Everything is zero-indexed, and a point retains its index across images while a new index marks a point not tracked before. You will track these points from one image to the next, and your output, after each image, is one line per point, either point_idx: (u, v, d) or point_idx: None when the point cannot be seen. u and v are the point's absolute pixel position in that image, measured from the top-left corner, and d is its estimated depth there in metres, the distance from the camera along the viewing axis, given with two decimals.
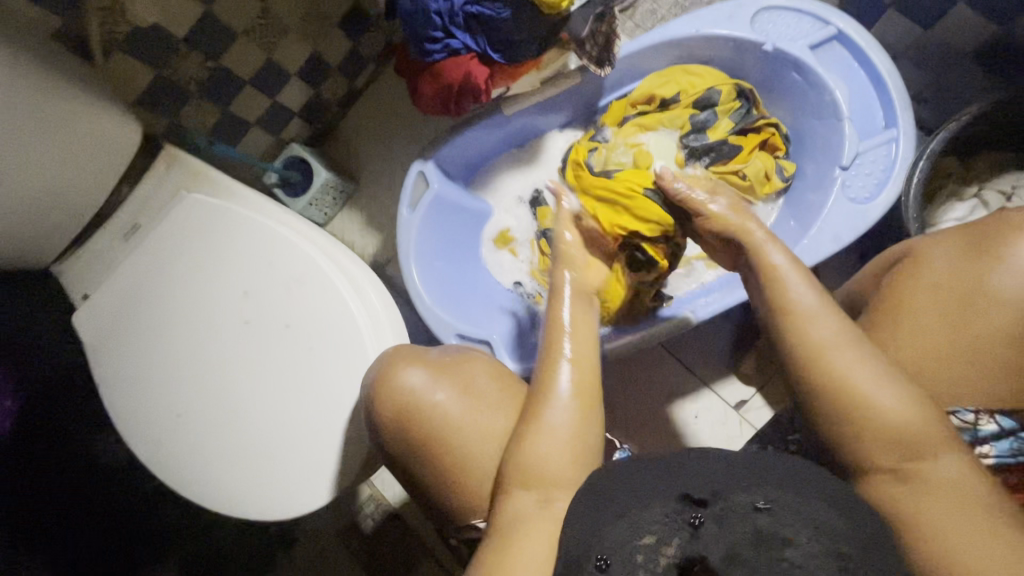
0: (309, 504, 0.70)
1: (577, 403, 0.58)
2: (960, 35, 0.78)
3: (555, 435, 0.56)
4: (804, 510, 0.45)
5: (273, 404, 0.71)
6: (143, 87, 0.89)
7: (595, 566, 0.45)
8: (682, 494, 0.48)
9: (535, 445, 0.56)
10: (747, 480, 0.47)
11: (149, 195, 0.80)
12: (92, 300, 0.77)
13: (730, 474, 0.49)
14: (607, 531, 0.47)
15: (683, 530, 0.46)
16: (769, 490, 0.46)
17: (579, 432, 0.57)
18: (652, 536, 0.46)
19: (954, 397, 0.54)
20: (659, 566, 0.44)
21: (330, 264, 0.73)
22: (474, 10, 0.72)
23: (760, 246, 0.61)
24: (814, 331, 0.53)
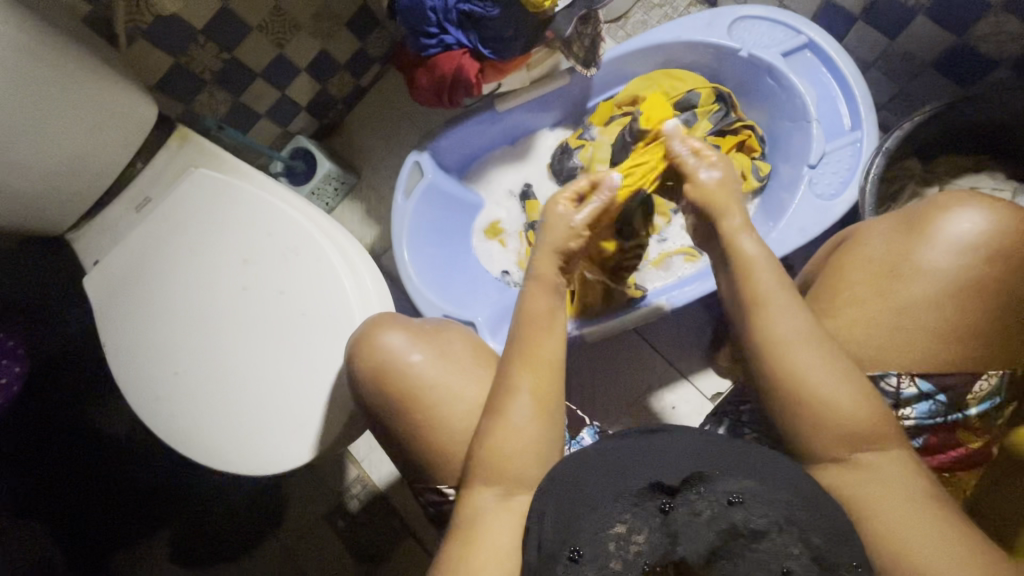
0: (294, 462, 0.74)
1: (537, 396, 0.61)
2: (920, 44, 0.84)
3: (519, 433, 0.59)
4: (774, 499, 0.49)
5: (265, 365, 0.76)
6: (162, 74, 0.96)
7: (570, 556, 0.49)
8: (654, 481, 0.52)
9: (498, 439, 0.60)
10: (716, 471, 0.51)
11: (162, 170, 0.87)
12: (103, 265, 0.83)
13: (687, 462, 0.52)
14: (581, 523, 0.50)
15: (654, 515, 0.50)
16: (736, 481, 0.50)
17: (538, 427, 0.60)
18: (622, 525, 0.50)
19: (889, 363, 0.58)
20: (630, 552, 0.49)
21: (324, 237, 0.78)
22: (466, 8, 0.79)
23: (732, 235, 0.63)
24: (776, 324, 0.57)
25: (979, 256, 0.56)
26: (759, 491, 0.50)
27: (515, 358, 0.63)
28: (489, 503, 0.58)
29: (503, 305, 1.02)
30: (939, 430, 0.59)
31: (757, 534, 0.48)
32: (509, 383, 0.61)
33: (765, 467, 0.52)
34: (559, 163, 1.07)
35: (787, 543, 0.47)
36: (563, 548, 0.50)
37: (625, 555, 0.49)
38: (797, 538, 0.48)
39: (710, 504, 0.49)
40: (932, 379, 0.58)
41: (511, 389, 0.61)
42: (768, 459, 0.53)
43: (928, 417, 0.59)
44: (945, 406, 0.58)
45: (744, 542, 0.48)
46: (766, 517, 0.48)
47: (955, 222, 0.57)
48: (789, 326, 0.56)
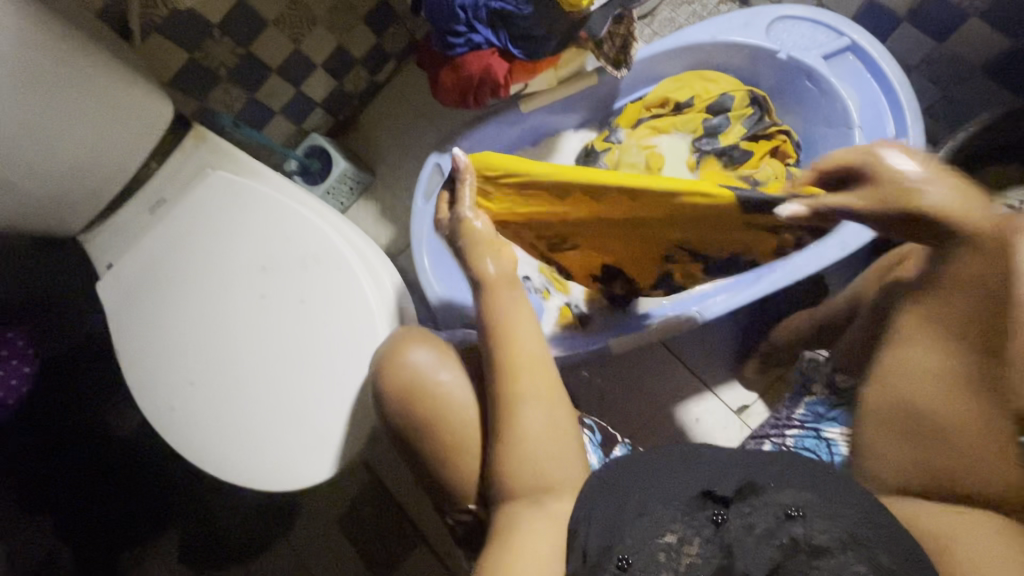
0: (316, 477, 0.72)
1: (545, 390, 0.60)
2: (969, 48, 0.80)
3: (538, 428, 0.58)
4: (837, 514, 0.47)
5: (284, 375, 0.73)
6: (177, 68, 0.93)
7: (617, 565, 0.47)
8: (704, 491, 0.50)
9: (523, 443, 0.58)
10: (776, 485, 0.50)
11: (176, 171, 0.84)
12: (117, 268, 0.80)
13: (742, 476, 0.51)
14: (628, 528, 0.49)
15: (705, 527, 0.48)
16: (798, 496, 0.49)
17: (556, 429, 0.59)
18: (673, 536, 0.48)
19: None
20: (681, 563, 0.46)
21: (346, 244, 0.75)
22: (497, 5, 0.75)
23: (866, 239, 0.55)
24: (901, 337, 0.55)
25: None
26: (821, 500, 0.48)
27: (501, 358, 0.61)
28: (528, 508, 0.57)
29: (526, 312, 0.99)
30: None
31: (819, 552, 0.45)
32: (513, 386, 0.59)
33: (821, 482, 0.50)
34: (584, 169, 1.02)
35: (855, 560, 0.44)
36: (611, 556, 0.48)
37: (676, 568, 0.46)
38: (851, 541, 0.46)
39: (764, 509, 0.48)
40: None
41: (517, 391, 0.59)
42: (839, 479, 0.50)
43: None
44: None
45: (806, 561, 0.45)
46: (829, 534, 0.46)
47: None
48: (928, 340, 0.53)
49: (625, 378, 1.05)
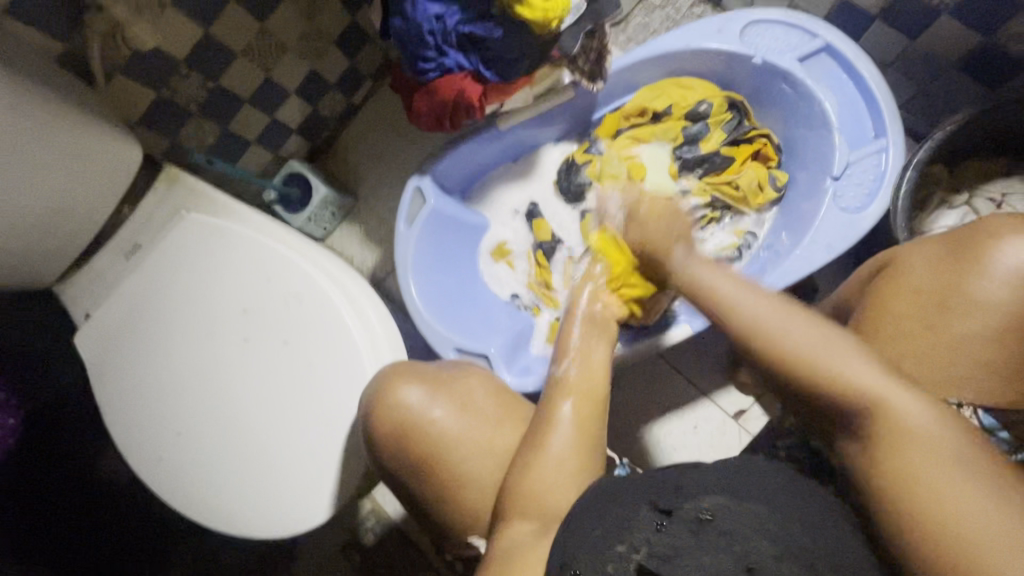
0: (310, 521, 0.70)
1: (578, 428, 0.59)
2: (944, 44, 0.80)
3: (559, 464, 0.57)
4: (761, 521, 0.45)
5: (272, 419, 0.72)
6: (144, 107, 0.90)
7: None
8: (653, 505, 0.49)
9: (538, 472, 0.57)
10: (702, 492, 0.49)
11: (150, 214, 0.82)
12: (95, 318, 0.78)
13: (678, 489, 0.50)
14: (587, 539, 0.48)
15: (649, 531, 0.46)
16: (712, 499, 0.48)
17: (579, 463, 0.58)
18: (625, 544, 0.45)
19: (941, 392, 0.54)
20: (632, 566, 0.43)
21: (328, 280, 0.74)
22: (466, 30, 0.74)
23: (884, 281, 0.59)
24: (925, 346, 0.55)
25: None
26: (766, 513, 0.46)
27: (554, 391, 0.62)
28: (526, 536, 0.55)
29: (516, 331, 1.01)
30: None
31: (753, 555, 0.42)
32: (550, 417, 0.60)
33: (742, 488, 0.50)
34: (567, 181, 1.04)
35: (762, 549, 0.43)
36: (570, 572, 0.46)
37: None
38: (763, 534, 0.44)
39: (685, 517, 0.46)
40: (994, 413, 0.52)
41: (552, 418, 0.60)
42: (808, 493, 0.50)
43: None
44: (1012, 443, 0.52)
45: (742, 563, 0.42)
46: (741, 533, 0.44)
47: (1010, 251, 0.53)
48: (789, 325, 0.51)
49: (621, 391, 1.04)
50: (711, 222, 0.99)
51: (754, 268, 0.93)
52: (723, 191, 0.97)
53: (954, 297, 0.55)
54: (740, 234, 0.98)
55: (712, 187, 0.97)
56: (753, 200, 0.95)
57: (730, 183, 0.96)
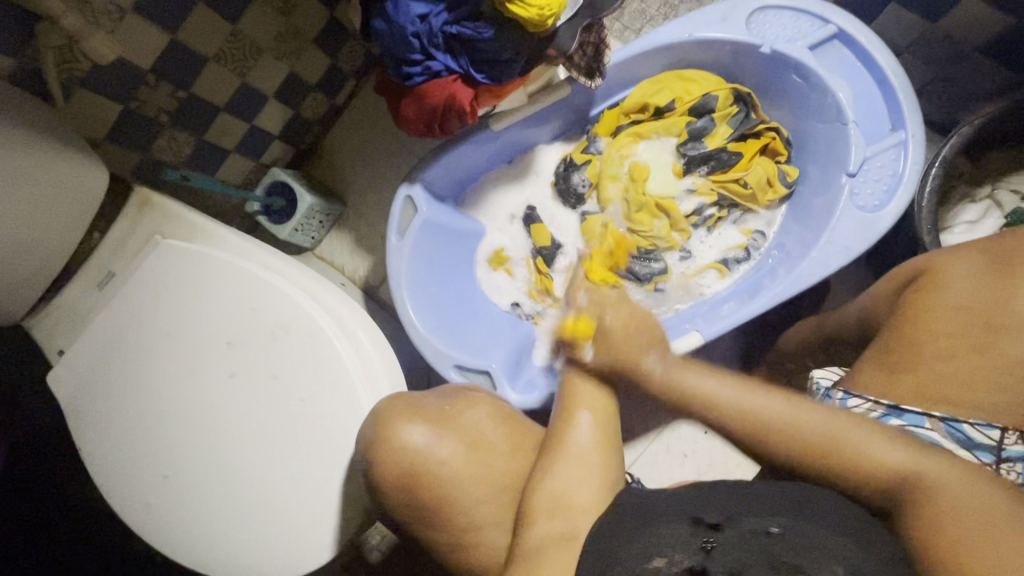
0: (312, 563, 0.66)
1: (599, 434, 0.57)
2: (967, 28, 0.75)
3: (582, 458, 0.56)
4: (819, 540, 0.45)
5: (264, 458, 0.68)
6: (110, 122, 0.84)
7: None
8: (694, 518, 0.49)
9: (561, 472, 0.56)
10: (763, 506, 0.48)
11: (122, 241, 0.76)
12: (69, 355, 0.73)
13: (748, 501, 0.49)
14: (624, 550, 0.47)
15: (695, 552, 0.46)
16: (783, 516, 0.47)
17: (597, 468, 0.56)
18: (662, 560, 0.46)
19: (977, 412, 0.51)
20: None
21: (315, 306, 0.69)
22: (453, 30, 0.68)
23: (936, 286, 0.54)
24: (965, 372, 0.51)
25: None
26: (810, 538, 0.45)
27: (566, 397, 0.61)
28: (548, 538, 0.53)
29: (517, 342, 0.97)
30: None
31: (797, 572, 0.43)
32: (570, 413, 0.58)
33: (809, 504, 0.48)
34: (565, 183, 0.99)
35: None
36: None
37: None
38: (836, 561, 0.43)
39: (748, 537, 0.46)
40: None
41: (571, 417, 0.58)
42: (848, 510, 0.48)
43: None
44: None
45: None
46: (807, 555, 0.44)
47: None
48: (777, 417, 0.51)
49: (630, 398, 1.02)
50: (717, 221, 0.95)
51: (761, 271, 0.89)
52: (730, 190, 0.92)
53: (1010, 316, 0.49)
54: (747, 233, 0.94)
55: (719, 186, 0.92)
56: (763, 197, 0.91)
57: (738, 181, 0.91)
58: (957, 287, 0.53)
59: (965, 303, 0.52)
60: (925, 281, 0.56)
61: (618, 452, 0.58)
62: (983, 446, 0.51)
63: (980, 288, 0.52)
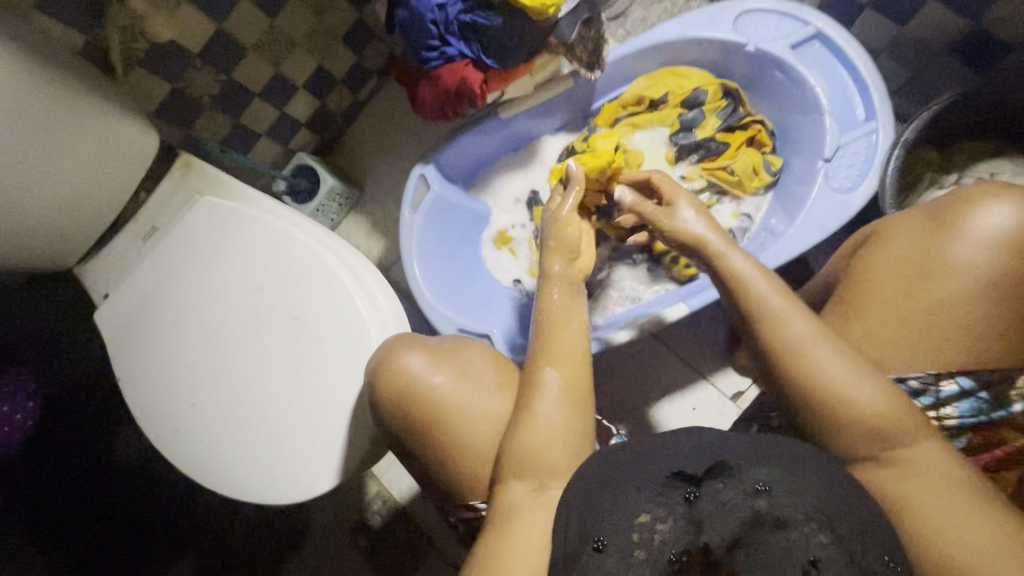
0: (318, 489, 0.73)
1: (565, 393, 0.61)
2: (932, 31, 0.82)
3: (549, 422, 0.59)
4: (803, 491, 0.47)
5: (282, 393, 0.75)
6: (160, 99, 0.94)
7: (592, 548, 0.48)
8: (676, 472, 0.50)
9: (528, 433, 0.59)
10: (756, 461, 0.49)
11: (167, 199, 0.86)
12: (114, 297, 0.82)
13: (745, 455, 0.50)
14: (606, 515, 0.49)
15: (680, 504, 0.48)
16: (769, 472, 0.48)
17: (570, 422, 0.60)
18: (647, 515, 0.48)
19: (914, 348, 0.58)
20: (655, 544, 0.46)
21: (334, 258, 0.77)
22: (468, 18, 0.77)
23: (880, 241, 0.63)
24: (902, 312, 0.59)
25: (1010, 250, 0.55)
26: (805, 496, 0.46)
27: (538, 357, 0.63)
28: (524, 496, 0.57)
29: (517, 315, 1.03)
30: (981, 431, 0.59)
31: (783, 524, 0.44)
32: (535, 379, 0.62)
33: (800, 464, 0.49)
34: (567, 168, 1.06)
35: (819, 532, 0.44)
36: (587, 540, 0.48)
37: (650, 546, 0.46)
38: (817, 515, 0.45)
39: (736, 493, 0.47)
40: (972, 377, 0.57)
41: (538, 380, 0.61)
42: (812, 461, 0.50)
43: (970, 415, 0.59)
44: (988, 403, 0.58)
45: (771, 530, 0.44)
46: (793, 508, 0.45)
47: (982, 217, 0.57)
48: (859, 392, 0.53)
49: (622, 374, 1.07)
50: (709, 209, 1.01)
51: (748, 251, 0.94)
52: (719, 177, 0.99)
53: (938, 262, 0.58)
54: (737, 217, 0.99)
55: (709, 173, 0.99)
56: (749, 184, 0.97)
57: (726, 168, 0.98)
58: (892, 241, 0.62)
59: (903, 254, 0.60)
60: (868, 241, 0.65)
61: (590, 409, 0.62)
62: (924, 393, 0.58)
63: (912, 241, 0.60)
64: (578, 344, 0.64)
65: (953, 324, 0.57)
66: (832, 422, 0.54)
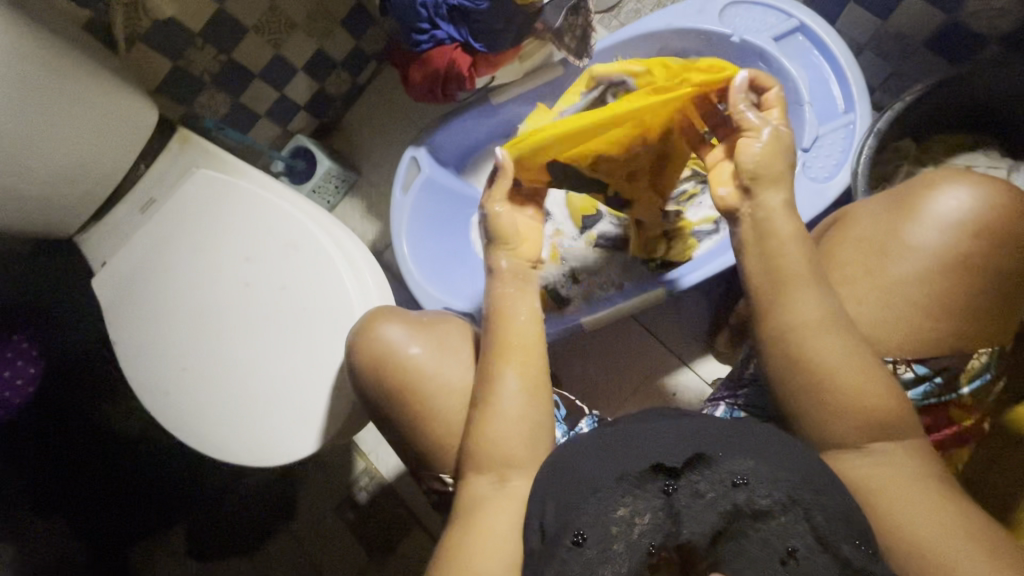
0: (300, 452, 0.76)
1: (524, 387, 0.63)
2: (912, 24, 0.84)
3: (506, 416, 0.62)
4: (778, 478, 0.51)
5: (268, 359, 0.78)
6: (162, 77, 0.97)
7: (573, 540, 0.50)
8: (654, 463, 0.52)
9: (490, 428, 0.62)
10: (735, 452, 0.53)
11: (164, 172, 0.89)
12: (111, 265, 0.85)
13: (723, 445, 0.54)
14: (584, 508, 0.51)
15: (657, 496, 0.52)
16: (749, 463, 0.52)
17: (528, 414, 0.62)
18: (626, 509, 0.51)
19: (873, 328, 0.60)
20: (633, 532, 0.51)
21: (321, 230, 0.80)
22: (455, 2, 0.80)
23: (846, 224, 0.65)
24: (862, 294, 0.61)
25: (965, 232, 0.57)
26: (773, 476, 0.51)
27: (494, 350, 0.65)
28: (488, 489, 0.60)
29: None
30: (931, 410, 0.62)
31: (760, 515, 0.50)
32: (492, 374, 0.64)
33: (775, 448, 0.54)
34: None
35: (793, 521, 0.50)
36: (567, 533, 0.51)
37: (628, 538, 0.51)
38: (796, 502, 0.50)
39: (719, 487, 0.51)
40: (926, 363, 0.59)
41: (495, 376, 0.63)
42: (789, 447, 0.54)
43: (922, 398, 0.61)
44: (940, 386, 0.60)
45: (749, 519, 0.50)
46: (769, 495, 0.50)
47: (942, 201, 0.59)
48: (859, 381, 0.56)
49: (605, 358, 1.10)
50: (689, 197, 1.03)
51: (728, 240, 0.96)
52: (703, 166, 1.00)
53: (898, 243, 0.60)
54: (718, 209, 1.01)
55: None
56: None
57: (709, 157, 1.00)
58: (856, 223, 0.64)
59: (867, 236, 0.62)
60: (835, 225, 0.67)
61: (547, 403, 0.64)
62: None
63: (874, 224, 0.62)
64: (533, 339, 0.65)
65: (909, 304, 0.59)
66: (828, 408, 0.57)
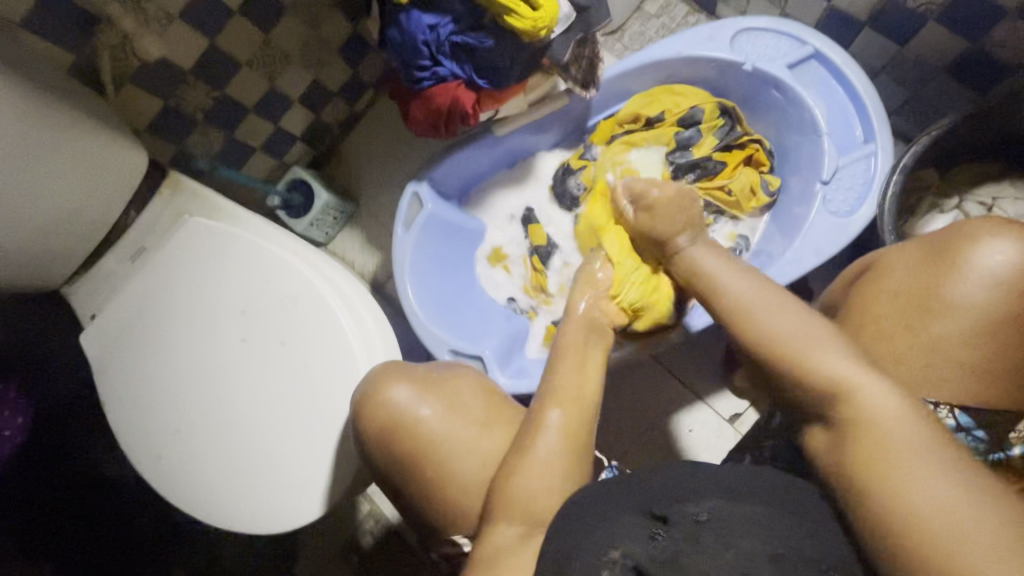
0: (304, 516, 0.72)
1: (568, 435, 0.59)
2: (932, 51, 0.81)
3: (545, 464, 0.57)
4: (757, 526, 0.48)
5: (268, 418, 0.74)
6: (151, 115, 0.93)
7: None
8: (650, 512, 0.51)
9: (526, 475, 0.57)
10: (716, 497, 0.51)
11: (158, 218, 0.85)
12: (100, 317, 0.81)
13: (711, 491, 0.52)
14: (584, 548, 0.49)
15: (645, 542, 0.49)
16: (728, 511, 0.50)
17: (569, 463, 0.58)
18: (617, 550, 0.48)
19: (920, 388, 0.56)
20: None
21: (323, 281, 0.76)
22: (459, 39, 0.76)
23: (878, 277, 0.62)
24: (902, 352, 0.57)
25: (1011, 287, 0.54)
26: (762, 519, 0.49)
27: (544, 399, 0.62)
28: (509, 539, 0.55)
29: (514, 334, 1.01)
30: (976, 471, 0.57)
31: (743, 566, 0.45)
32: (539, 421, 0.60)
33: (774, 505, 0.51)
34: (562, 186, 1.06)
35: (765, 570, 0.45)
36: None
37: None
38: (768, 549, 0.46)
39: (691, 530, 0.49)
40: (970, 412, 0.55)
41: (540, 420, 0.60)
42: (790, 496, 0.51)
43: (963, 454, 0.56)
44: (985, 444, 0.56)
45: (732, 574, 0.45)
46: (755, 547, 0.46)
47: (984, 252, 0.55)
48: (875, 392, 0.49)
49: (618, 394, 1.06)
50: None
51: None
52: (717, 197, 0.97)
53: (940, 297, 0.57)
54: (733, 238, 0.98)
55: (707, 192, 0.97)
56: (747, 205, 0.96)
57: (723, 189, 0.97)
58: (889, 278, 0.61)
59: (901, 288, 0.59)
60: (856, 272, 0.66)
61: (587, 455, 0.60)
62: None
63: (909, 277, 0.59)
64: (581, 389, 0.63)
65: (957, 365, 0.55)
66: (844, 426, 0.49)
